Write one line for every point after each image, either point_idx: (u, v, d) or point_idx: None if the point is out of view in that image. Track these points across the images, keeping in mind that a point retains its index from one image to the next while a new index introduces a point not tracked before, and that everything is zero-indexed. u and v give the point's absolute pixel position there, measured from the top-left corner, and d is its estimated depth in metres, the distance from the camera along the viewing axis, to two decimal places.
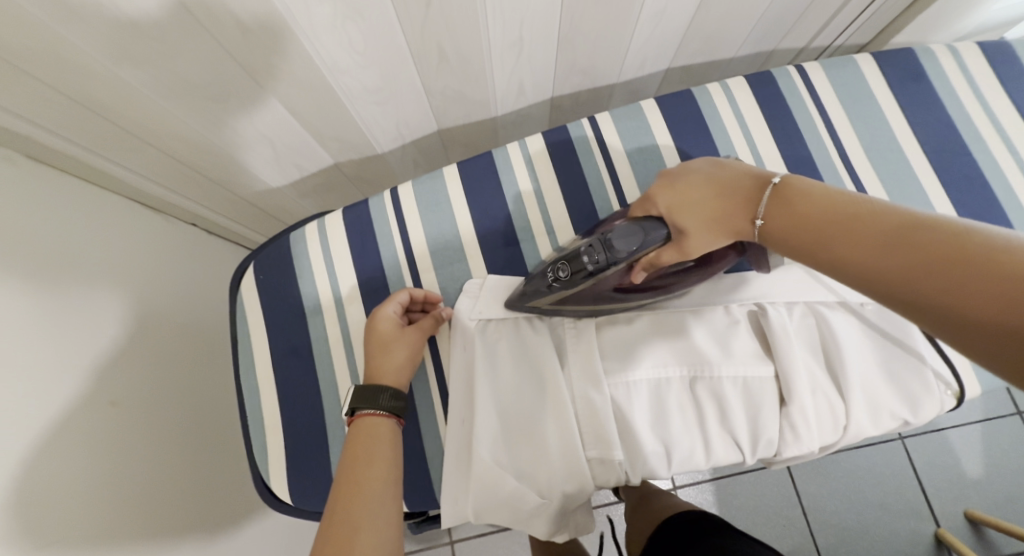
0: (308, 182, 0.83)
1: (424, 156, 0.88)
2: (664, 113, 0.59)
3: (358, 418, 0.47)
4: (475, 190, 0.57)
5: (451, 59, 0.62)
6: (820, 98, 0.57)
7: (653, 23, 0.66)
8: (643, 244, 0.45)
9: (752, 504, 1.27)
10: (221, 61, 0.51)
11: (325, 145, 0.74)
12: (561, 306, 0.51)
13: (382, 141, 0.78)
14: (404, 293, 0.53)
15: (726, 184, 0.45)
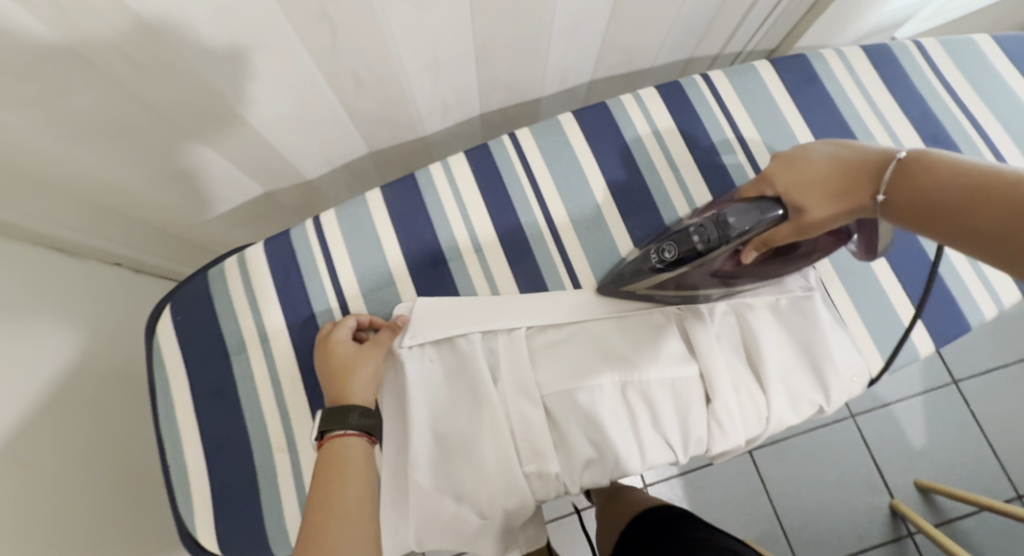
0: (239, 212, 0.80)
1: (357, 178, 0.87)
2: (581, 126, 0.60)
3: (330, 440, 0.47)
4: (399, 212, 0.57)
5: (369, 83, 0.62)
6: (725, 102, 0.60)
7: (568, 39, 0.68)
8: (758, 223, 0.46)
9: (718, 495, 1.30)
10: (118, 95, 0.49)
11: (251, 175, 0.72)
12: (660, 290, 0.53)
13: (311, 167, 0.76)
14: (352, 318, 0.52)
15: (848, 164, 0.47)
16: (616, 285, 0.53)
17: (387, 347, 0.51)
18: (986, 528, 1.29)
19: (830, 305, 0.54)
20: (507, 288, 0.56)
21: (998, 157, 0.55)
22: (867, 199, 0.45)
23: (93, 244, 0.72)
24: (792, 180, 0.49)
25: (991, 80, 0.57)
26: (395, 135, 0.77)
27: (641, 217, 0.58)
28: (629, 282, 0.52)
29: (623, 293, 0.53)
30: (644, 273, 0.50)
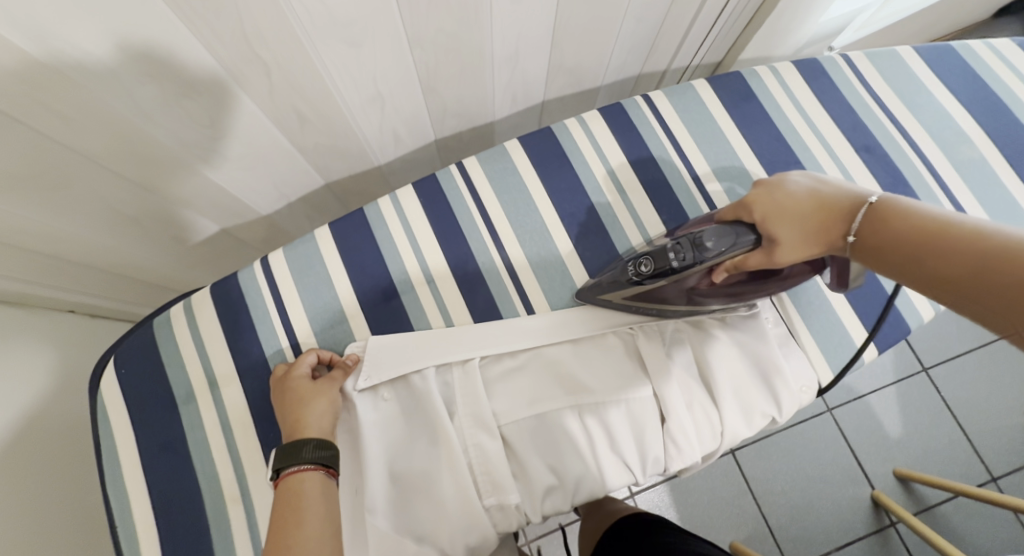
0: (195, 250, 0.79)
1: (316, 210, 0.86)
2: (527, 151, 0.61)
3: (285, 478, 0.46)
4: (349, 248, 0.57)
5: (314, 119, 0.62)
6: (666, 122, 0.61)
7: (512, 65, 0.69)
8: (732, 248, 0.45)
9: (703, 498, 1.31)
10: (47, 149, 0.47)
11: (203, 214, 0.71)
12: (631, 303, 0.53)
13: (265, 202, 0.76)
14: (311, 354, 0.52)
15: (825, 203, 0.46)
16: (596, 292, 0.54)
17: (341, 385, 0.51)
18: (965, 512, 1.31)
19: (778, 318, 0.55)
20: (461, 318, 0.56)
21: (926, 163, 0.57)
22: (842, 240, 0.44)
23: (44, 293, 0.69)
24: (776, 211, 0.46)
25: (915, 90, 0.60)
26: (350, 166, 0.77)
27: (591, 239, 0.58)
28: (604, 287, 0.53)
29: (600, 301, 0.54)
30: (622, 284, 0.51)
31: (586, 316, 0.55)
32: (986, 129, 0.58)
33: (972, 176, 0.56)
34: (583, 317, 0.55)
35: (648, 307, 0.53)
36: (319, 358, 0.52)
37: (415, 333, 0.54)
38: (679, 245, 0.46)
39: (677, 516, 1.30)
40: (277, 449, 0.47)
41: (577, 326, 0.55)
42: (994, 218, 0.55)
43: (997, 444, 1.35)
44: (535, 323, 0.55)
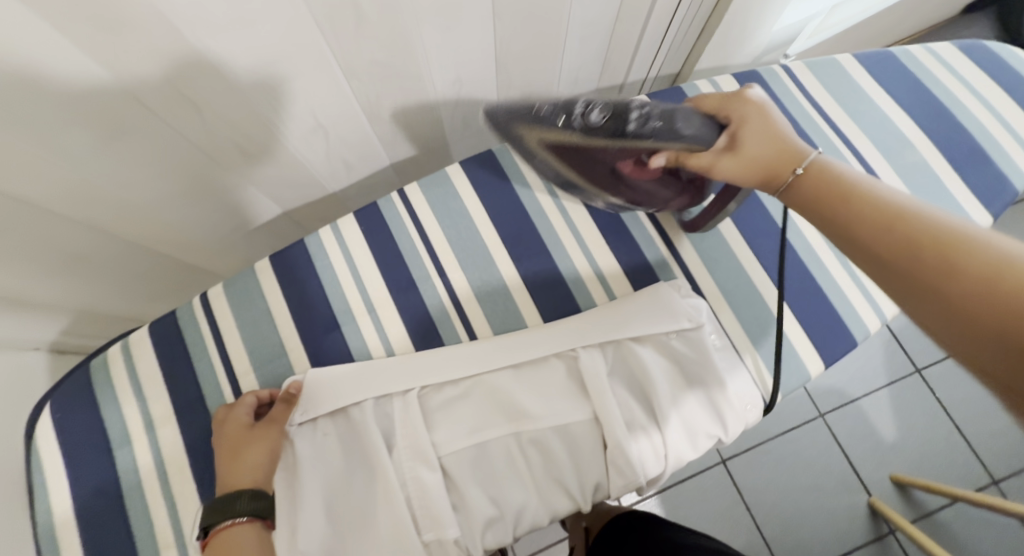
0: (158, 279, 0.78)
1: (278, 235, 0.85)
2: (469, 175, 0.61)
3: (217, 533, 0.45)
4: (289, 281, 0.57)
5: (258, 151, 0.62)
6: None
7: (457, 88, 0.69)
8: (695, 136, 0.46)
9: (696, 511, 1.28)
10: (5, 205, 0.48)
11: (160, 247, 0.71)
12: (540, 154, 0.47)
13: (225, 228, 0.75)
14: (250, 394, 0.51)
15: (789, 140, 0.48)
16: (513, 122, 0.44)
17: (281, 424, 0.50)
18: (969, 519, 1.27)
19: (722, 335, 0.54)
20: (403, 347, 0.55)
21: (870, 172, 0.56)
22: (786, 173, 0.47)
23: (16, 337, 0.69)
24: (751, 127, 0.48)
25: (857, 98, 0.59)
26: (307, 196, 0.77)
27: (533, 262, 0.58)
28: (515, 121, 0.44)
29: (515, 133, 0.45)
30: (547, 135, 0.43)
31: (529, 338, 0.54)
32: (928, 133, 0.57)
33: (917, 183, 0.56)
34: (525, 339, 0.54)
35: (550, 163, 0.48)
36: (259, 398, 0.51)
37: (354, 366, 0.53)
38: (642, 119, 0.42)
39: None
40: (208, 503, 0.46)
41: (518, 349, 0.54)
42: None
43: (993, 445, 1.32)
44: (477, 346, 0.54)
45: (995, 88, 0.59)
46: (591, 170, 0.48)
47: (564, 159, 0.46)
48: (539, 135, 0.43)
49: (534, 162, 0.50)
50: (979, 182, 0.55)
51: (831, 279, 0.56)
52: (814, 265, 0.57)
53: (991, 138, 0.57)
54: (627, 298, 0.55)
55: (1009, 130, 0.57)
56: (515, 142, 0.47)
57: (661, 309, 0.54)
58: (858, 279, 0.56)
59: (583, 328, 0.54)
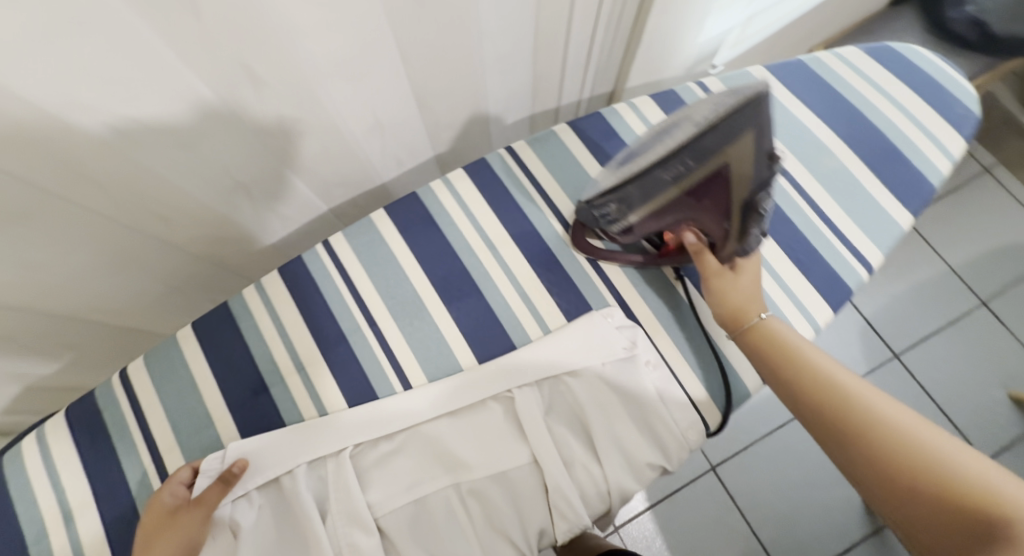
0: (97, 350, 0.75)
1: (216, 289, 0.81)
2: (394, 219, 0.60)
3: None
4: (212, 347, 0.54)
5: (176, 217, 0.60)
6: (532, 172, 0.61)
7: (381, 132, 0.68)
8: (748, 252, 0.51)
9: (691, 523, 1.26)
10: None
11: (87, 318, 0.68)
12: (709, 159, 0.45)
13: (155, 290, 0.71)
14: (185, 469, 0.49)
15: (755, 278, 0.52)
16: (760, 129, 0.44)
17: (210, 509, 0.46)
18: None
19: (659, 360, 0.53)
20: (335, 404, 0.53)
21: (793, 182, 0.57)
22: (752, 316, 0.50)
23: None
24: (753, 264, 0.51)
25: (774, 109, 0.59)
26: (240, 251, 0.74)
27: (465, 303, 0.56)
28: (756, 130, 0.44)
29: (751, 119, 0.44)
30: (751, 165, 0.45)
31: (463, 382, 0.52)
32: (843, 137, 0.58)
33: (838, 190, 0.56)
34: (458, 383, 0.52)
35: (693, 166, 0.45)
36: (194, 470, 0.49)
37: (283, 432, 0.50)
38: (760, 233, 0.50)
39: (668, 545, 1.24)
40: None
41: (451, 396, 0.52)
42: (864, 226, 0.55)
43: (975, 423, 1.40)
44: (411, 397, 0.52)
45: (903, 87, 0.60)
46: (692, 197, 0.48)
47: (711, 184, 0.47)
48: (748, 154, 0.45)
49: (685, 147, 0.44)
50: (898, 182, 0.56)
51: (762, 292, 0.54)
52: None
53: (903, 136, 0.58)
54: (559, 330, 0.54)
55: (921, 128, 0.58)
56: (718, 128, 0.43)
57: (592, 341, 0.53)
58: (788, 289, 0.54)
59: (517, 366, 0.52)
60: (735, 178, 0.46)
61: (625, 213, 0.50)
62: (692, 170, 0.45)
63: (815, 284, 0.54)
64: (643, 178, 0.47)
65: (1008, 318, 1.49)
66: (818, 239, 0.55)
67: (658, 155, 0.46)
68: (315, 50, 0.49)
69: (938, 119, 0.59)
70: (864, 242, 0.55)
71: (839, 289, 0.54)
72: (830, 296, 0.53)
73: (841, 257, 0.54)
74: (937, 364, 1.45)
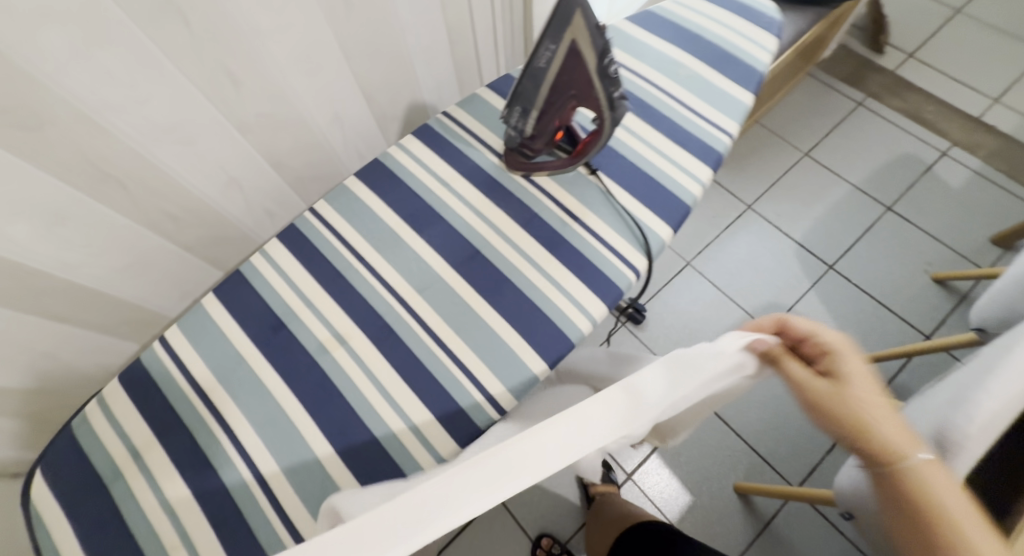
0: (92, 372, 0.77)
1: (191, 294, 0.83)
2: (364, 181, 0.73)
3: None
4: (234, 303, 0.65)
5: (180, 215, 0.71)
6: (467, 125, 0.77)
7: (339, 126, 0.83)
8: (618, 119, 0.63)
9: (706, 455, 1.30)
10: None
11: (92, 330, 0.72)
12: (562, 42, 0.57)
13: (154, 296, 0.77)
14: None
15: (857, 367, 0.44)
16: (586, 8, 0.55)
17: None
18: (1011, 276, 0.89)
19: (588, 231, 0.67)
20: (343, 324, 0.64)
21: (661, 90, 0.75)
22: (828, 391, 0.42)
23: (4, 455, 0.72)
24: (856, 371, 0.43)
25: (636, 45, 0.78)
26: (225, 247, 0.82)
27: (433, 228, 0.69)
28: (582, 8, 0.55)
29: (578, 5, 0.55)
30: (591, 37, 0.56)
31: (535, 447, 0.30)
32: (689, 52, 0.77)
33: (694, 88, 0.74)
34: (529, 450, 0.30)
35: (552, 52, 0.58)
36: None
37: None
38: (621, 97, 0.62)
39: (685, 481, 1.28)
40: None
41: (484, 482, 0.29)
42: (717, 107, 0.73)
43: (912, 307, 1.56)
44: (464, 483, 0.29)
45: (725, 11, 0.80)
46: (560, 83, 0.60)
47: (570, 62, 0.58)
48: (582, 29, 0.56)
49: (544, 40, 0.58)
50: (736, 74, 0.74)
51: (654, 165, 0.70)
52: (640, 161, 0.70)
53: (732, 43, 0.77)
54: (643, 370, 0.35)
55: (743, 35, 0.77)
56: (558, 19, 0.56)
57: (696, 372, 0.37)
58: (674, 161, 0.70)
59: (611, 428, 0.32)
60: (586, 54, 0.57)
61: (526, 115, 0.64)
62: (554, 53, 0.58)
63: (694, 154, 0.70)
64: (527, 76, 0.61)
65: (911, 214, 1.71)
66: (687, 123, 0.72)
67: (531, 53, 0.59)
68: (274, 51, 0.64)
69: (754, 27, 0.78)
70: (721, 118, 0.72)
71: (712, 154, 0.70)
72: (706, 160, 0.69)
73: (708, 132, 0.71)
74: (863, 265, 1.64)
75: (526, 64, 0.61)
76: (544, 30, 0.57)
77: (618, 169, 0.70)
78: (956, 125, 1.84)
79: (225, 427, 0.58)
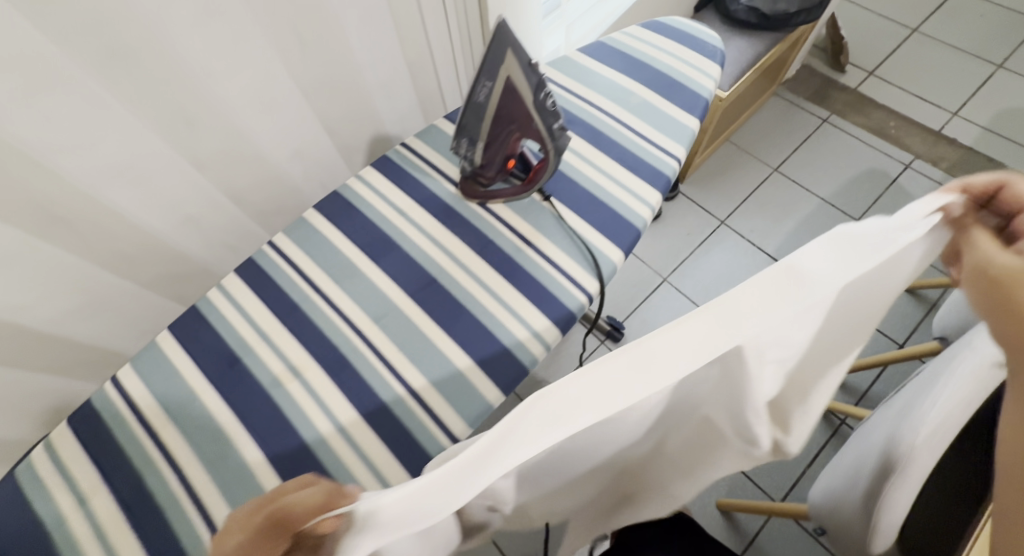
0: (43, 415, 0.75)
1: (148, 329, 0.82)
2: (322, 212, 0.74)
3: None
4: (188, 339, 0.65)
5: (136, 252, 0.71)
6: (424, 155, 0.78)
7: (301, 159, 0.84)
8: (560, 147, 0.66)
9: None
10: None
11: (43, 371, 0.71)
12: (498, 78, 0.61)
13: (108, 333, 0.76)
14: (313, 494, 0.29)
15: None
16: (517, 48, 0.59)
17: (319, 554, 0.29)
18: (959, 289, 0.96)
19: (541, 256, 0.68)
20: (298, 356, 0.64)
21: (611, 117, 0.77)
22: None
23: None
24: None
25: (587, 75, 0.81)
26: (183, 281, 0.81)
27: (390, 257, 0.70)
28: (513, 47, 0.58)
29: (508, 45, 0.59)
30: (524, 74, 0.60)
31: (685, 342, 0.27)
32: (637, 80, 0.80)
33: (642, 114, 0.77)
34: (678, 343, 0.27)
35: (490, 88, 0.61)
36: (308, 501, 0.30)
37: (431, 481, 0.25)
38: (560, 127, 0.65)
39: None
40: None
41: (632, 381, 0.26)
42: (665, 133, 0.75)
43: None
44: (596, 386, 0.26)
45: (672, 41, 0.83)
46: (501, 116, 0.63)
47: (508, 97, 0.61)
48: (515, 66, 0.59)
49: (481, 77, 0.61)
50: (682, 100, 0.77)
51: (605, 190, 0.72)
52: (591, 186, 0.72)
53: (678, 71, 0.80)
54: (808, 247, 0.29)
55: (689, 63, 0.80)
56: (491, 57, 0.59)
57: (859, 256, 0.28)
58: (624, 185, 0.72)
59: (772, 320, 0.27)
60: (521, 89, 0.61)
61: (474, 146, 0.66)
62: (491, 89, 0.61)
63: (643, 178, 0.72)
64: (469, 110, 0.64)
65: None
66: (636, 148, 0.74)
67: (469, 89, 0.62)
68: (227, 90, 0.66)
69: (699, 56, 0.81)
70: (668, 143, 0.74)
71: (660, 178, 0.72)
72: (654, 184, 0.71)
73: (656, 156, 0.73)
74: None
75: (466, 100, 0.64)
76: (480, 68, 0.60)
77: (570, 194, 0.72)
78: (917, 139, 1.91)
79: (175, 466, 0.58)
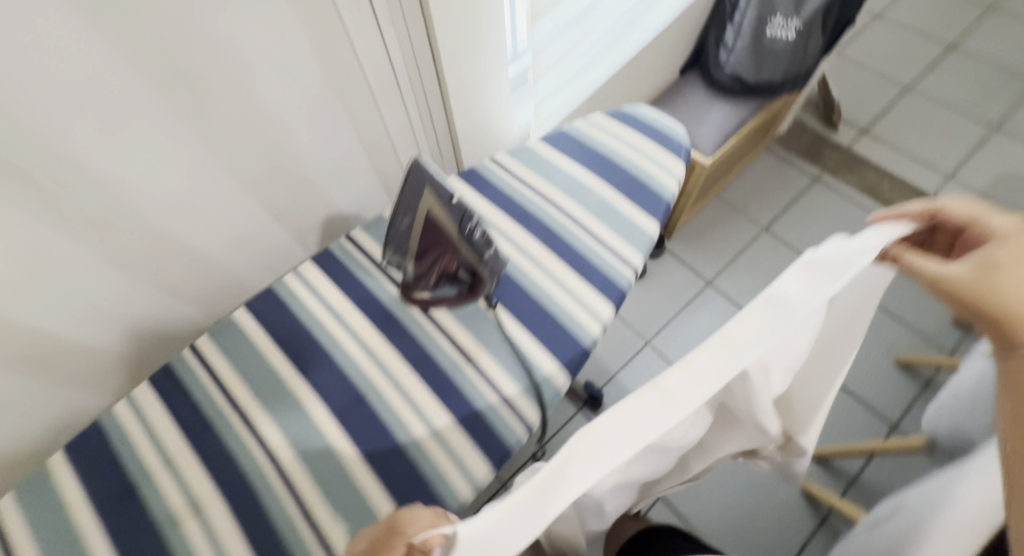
0: None
1: (66, 426, 0.76)
2: (251, 313, 0.69)
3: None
4: (85, 464, 0.59)
5: (44, 357, 0.66)
6: (368, 250, 0.73)
7: (243, 245, 0.79)
8: (490, 268, 0.60)
9: None
10: None
11: None
12: (417, 211, 0.59)
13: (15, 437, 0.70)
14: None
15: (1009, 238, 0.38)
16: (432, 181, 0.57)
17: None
18: (955, 392, 0.91)
19: (479, 375, 0.63)
20: (202, 488, 0.58)
21: (566, 216, 0.72)
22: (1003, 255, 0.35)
23: None
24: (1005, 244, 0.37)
25: (545, 168, 0.77)
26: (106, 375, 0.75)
27: (317, 369, 0.64)
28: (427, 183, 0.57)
29: (423, 180, 0.57)
30: (440, 203, 0.57)
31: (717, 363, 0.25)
32: (597, 175, 0.75)
33: (599, 214, 0.72)
34: (701, 368, 0.25)
35: (410, 218, 0.60)
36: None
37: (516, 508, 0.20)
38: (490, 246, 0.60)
39: None
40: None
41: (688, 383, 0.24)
42: (622, 236, 0.70)
43: None
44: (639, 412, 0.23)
45: (636, 134, 0.79)
46: (424, 239, 0.60)
47: (427, 225, 0.59)
48: (430, 199, 0.57)
49: (403, 208, 0.60)
50: (642, 200, 0.73)
51: (554, 300, 0.66)
52: (539, 294, 0.67)
53: (640, 168, 0.75)
54: (782, 276, 0.27)
55: (653, 159, 0.76)
56: (409, 193, 0.59)
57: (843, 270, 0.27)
58: (574, 295, 0.67)
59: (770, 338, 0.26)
60: (440, 217, 0.58)
61: (405, 263, 0.64)
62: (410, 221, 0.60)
63: (595, 288, 0.67)
64: (395, 235, 0.63)
65: None
66: (590, 253, 0.69)
67: (393, 219, 0.62)
68: (148, 192, 0.62)
69: (664, 151, 0.77)
70: (625, 248, 0.69)
71: (613, 288, 0.67)
72: (607, 296, 0.66)
73: (611, 263, 0.68)
74: None
75: (393, 225, 0.63)
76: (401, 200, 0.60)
77: (516, 302, 0.67)
78: None
79: None
